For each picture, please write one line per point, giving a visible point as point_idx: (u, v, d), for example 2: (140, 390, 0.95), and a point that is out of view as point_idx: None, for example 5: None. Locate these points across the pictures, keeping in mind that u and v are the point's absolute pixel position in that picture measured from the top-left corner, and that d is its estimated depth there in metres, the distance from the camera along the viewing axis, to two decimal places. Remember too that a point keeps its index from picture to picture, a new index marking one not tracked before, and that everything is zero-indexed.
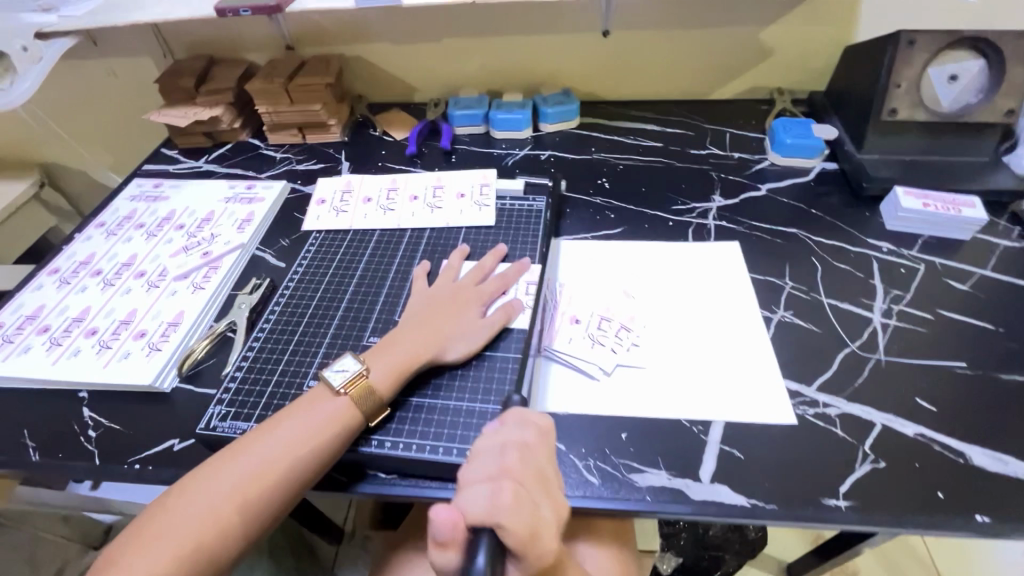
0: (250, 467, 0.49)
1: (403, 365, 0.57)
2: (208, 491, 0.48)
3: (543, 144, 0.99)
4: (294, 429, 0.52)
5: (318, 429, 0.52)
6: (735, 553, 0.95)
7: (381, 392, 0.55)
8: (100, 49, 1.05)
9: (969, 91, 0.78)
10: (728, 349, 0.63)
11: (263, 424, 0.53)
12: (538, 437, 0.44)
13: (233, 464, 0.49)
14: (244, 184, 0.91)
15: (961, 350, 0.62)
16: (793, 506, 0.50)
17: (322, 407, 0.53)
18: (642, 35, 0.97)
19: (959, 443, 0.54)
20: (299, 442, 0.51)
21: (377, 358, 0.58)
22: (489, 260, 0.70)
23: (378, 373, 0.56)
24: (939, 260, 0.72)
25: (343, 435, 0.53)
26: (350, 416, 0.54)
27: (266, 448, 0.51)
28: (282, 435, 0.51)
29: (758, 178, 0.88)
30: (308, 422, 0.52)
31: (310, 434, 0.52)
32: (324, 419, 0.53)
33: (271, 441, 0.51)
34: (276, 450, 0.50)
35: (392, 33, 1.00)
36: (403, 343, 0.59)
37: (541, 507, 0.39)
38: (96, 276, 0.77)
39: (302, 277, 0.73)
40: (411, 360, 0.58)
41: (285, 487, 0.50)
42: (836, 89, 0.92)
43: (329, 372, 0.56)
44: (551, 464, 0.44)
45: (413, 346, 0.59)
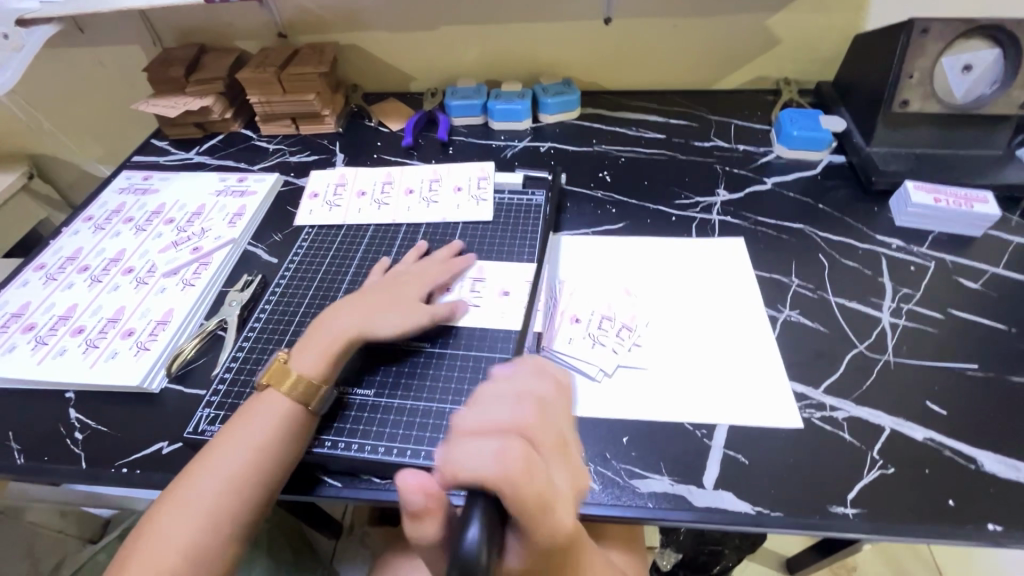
0: (213, 478, 0.48)
1: (331, 347, 0.57)
2: (177, 508, 0.47)
3: (543, 135, 0.96)
4: (249, 433, 0.51)
5: (272, 428, 0.51)
6: (735, 549, 0.89)
7: (307, 374, 0.55)
8: (86, 36, 1.01)
9: (982, 82, 0.75)
10: (733, 349, 0.62)
11: (219, 433, 0.53)
12: (552, 393, 0.42)
13: (197, 477, 0.49)
14: (235, 177, 0.88)
15: (972, 351, 0.60)
16: (800, 514, 0.49)
17: (269, 406, 0.53)
18: (646, 23, 0.94)
19: (970, 449, 0.52)
20: (256, 443, 0.51)
21: (303, 346, 0.58)
22: (441, 254, 0.69)
23: (304, 357, 0.56)
24: (949, 257, 0.70)
25: (298, 429, 0.52)
26: (292, 409, 0.53)
27: (226, 455, 0.50)
28: (239, 440, 0.51)
29: (763, 172, 0.85)
30: (258, 424, 0.52)
31: (265, 435, 0.51)
32: (273, 417, 0.52)
33: (230, 448, 0.50)
34: (236, 456, 0.50)
35: (387, 20, 0.97)
36: (330, 324, 0.58)
37: (552, 475, 0.35)
38: (83, 272, 0.75)
39: (294, 274, 0.71)
40: (338, 341, 0.57)
41: (256, 489, 0.49)
42: (845, 79, 0.89)
43: (257, 373, 0.57)
44: (564, 423, 0.41)
45: (342, 329, 0.58)
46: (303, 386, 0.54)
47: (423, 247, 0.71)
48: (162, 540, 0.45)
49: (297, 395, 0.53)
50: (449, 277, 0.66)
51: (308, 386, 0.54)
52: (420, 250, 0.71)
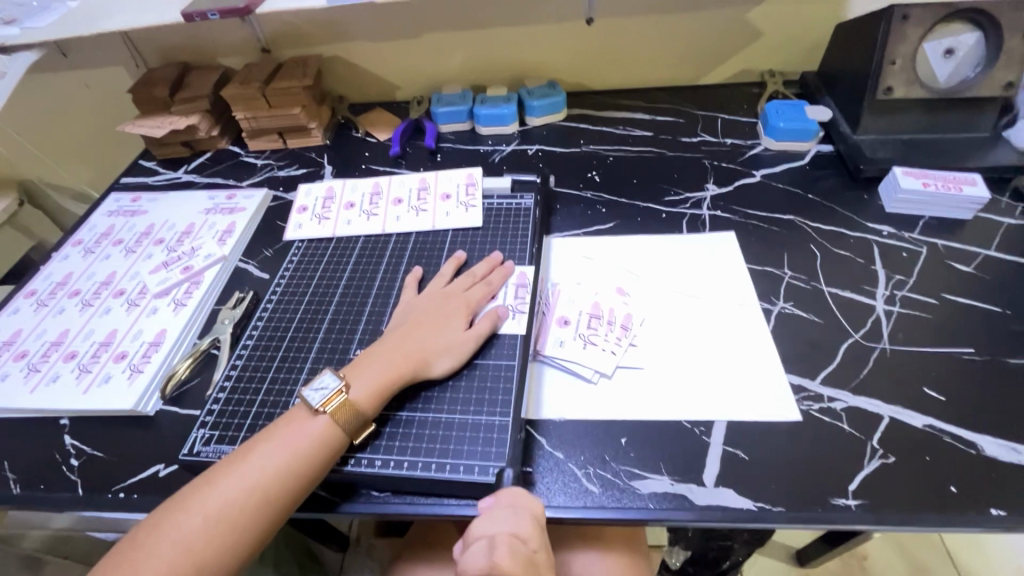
0: (233, 491, 0.48)
1: (385, 378, 0.55)
2: (191, 516, 0.47)
3: (530, 138, 0.96)
4: (278, 450, 0.50)
5: (302, 450, 0.50)
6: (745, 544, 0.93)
7: (363, 407, 0.53)
8: (70, 61, 1.02)
9: (966, 64, 0.75)
10: (728, 346, 0.61)
11: (246, 444, 0.52)
12: (531, 527, 0.46)
13: (217, 487, 0.48)
14: (224, 194, 0.88)
15: (968, 334, 0.60)
16: (800, 508, 0.49)
17: (307, 426, 0.52)
18: (627, 22, 0.94)
19: (970, 434, 0.52)
20: (283, 463, 0.50)
21: (356, 372, 0.56)
22: (482, 268, 0.67)
23: (359, 388, 0.54)
24: (941, 242, 0.70)
25: (327, 455, 0.51)
26: (332, 435, 0.52)
27: (248, 470, 0.49)
28: (265, 456, 0.50)
29: (752, 164, 0.86)
30: (289, 441, 0.51)
31: (293, 454, 0.50)
32: (306, 439, 0.51)
33: (253, 466, 0.49)
34: (259, 473, 0.49)
35: (370, 31, 0.97)
36: (382, 355, 0.57)
37: None
38: (75, 297, 0.75)
39: (285, 290, 0.70)
40: (393, 374, 0.56)
41: (271, 511, 0.49)
42: (829, 68, 0.89)
43: (307, 392, 0.54)
44: (544, 553, 0.46)
45: (395, 361, 0.56)
46: (355, 422, 0.53)
47: (461, 259, 0.69)
48: (168, 548, 0.45)
49: (348, 428, 0.53)
50: (489, 296, 0.65)
51: (360, 420, 0.53)
52: (457, 262, 0.69)
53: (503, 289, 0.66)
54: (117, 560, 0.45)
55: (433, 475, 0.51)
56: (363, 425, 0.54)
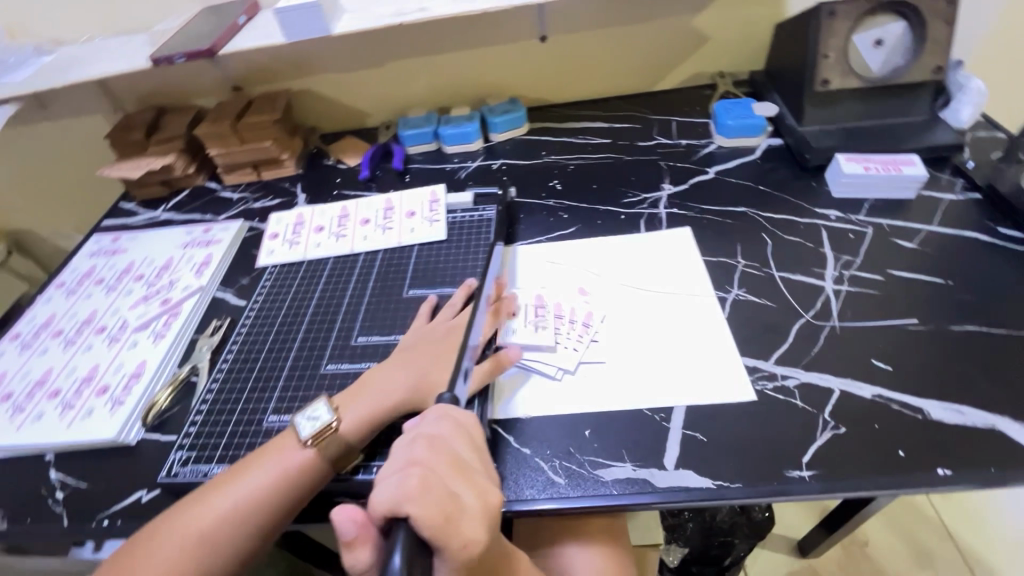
0: (216, 514, 0.49)
1: (375, 411, 0.55)
2: (175, 536, 0.48)
3: (495, 153, 1.00)
4: (259, 478, 0.51)
5: (283, 476, 0.52)
6: (745, 536, 0.98)
7: (348, 438, 0.54)
8: (49, 112, 1.06)
9: (896, 54, 0.79)
10: (685, 335, 0.63)
11: (234, 466, 0.53)
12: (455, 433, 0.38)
13: (201, 508, 0.50)
14: (201, 228, 0.91)
15: (913, 306, 0.63)
16: (756, 482, 0.51)
17: (296, 452, 0.53)
18: (579, 36, 0.98)
19: (917, 400, 0.54)
20: (264, 489, 0.51)
21: (348, 401, 0.56)
22: (459, 297, 0.67)
23: (350, 418, 0.55)
24: (886, 221, 0.73)
25: (312, 482, 0.52)
26: (316, 465, 0.53)
27: (233, 493, 0.51)
28: (247, 483, 0.51)
29: (707, 162, 0.89)
30: (271, 468, 0.52)
31: (275, 481, 0.51)
32: (289, 467, 0.52)
33: (235, 493, 0.51)
34: (243, 497, 0.50)
35: (335, 64, 1.01)
36: (381, 386, 0.57)
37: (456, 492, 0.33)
38: (57, 336, 0.77)
39: (258, 314, 0.73)
40: (385, 406, 0.55)
41: (249, 537, 0.50)
42: (773, 66, 0.93)
43: (300, 419, 0.54)
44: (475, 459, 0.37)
45: (390, 393, 0.56)
46: (337, 451, 0.54)
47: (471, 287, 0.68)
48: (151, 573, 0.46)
49: (332, 457, 0.53)
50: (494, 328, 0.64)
51: (343, 450, 0.54)
52: (467, 290, 0.68)
53: (524, 303, 0.68)
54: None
55: None
56: (347, 454, 0.54)
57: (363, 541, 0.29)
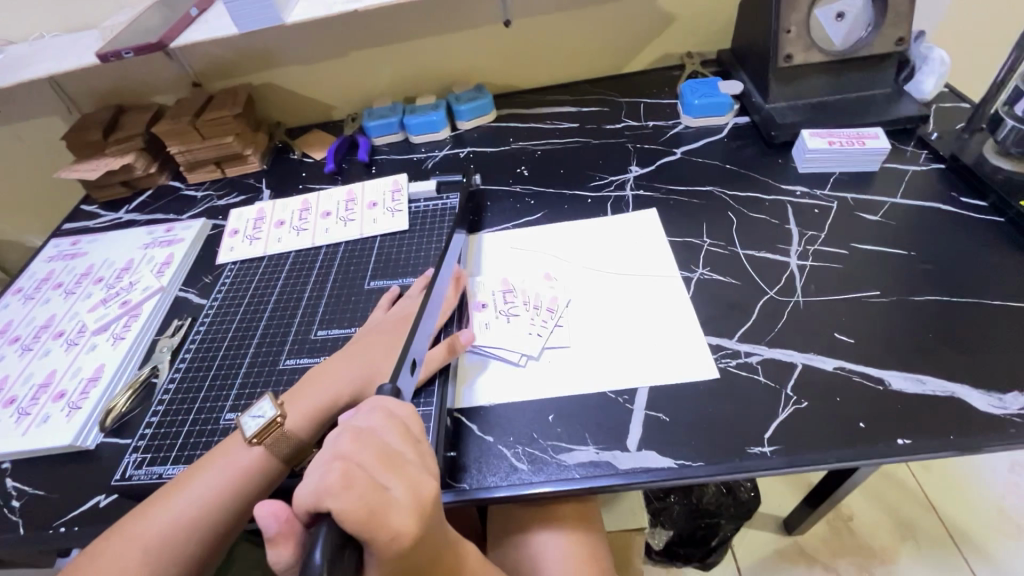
0: (164, 521, 0.48)
1: (322, 405, 0.55)
2: (121, 547, 0.47)
3: (462, 141, 0.98)
4: (214, 478, 0.50)
5: (237, 476, 0.51)
6: (730, 517, 0.99)
7: (297, 434, 0.54)
8: (3, 115, 1.03)
9: (857, 27, 0.79)
10: (650, 317, 0.63)
11: (184, 472, 0.52)
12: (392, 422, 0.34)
13: (149, 516, 0.49)
14: (162, 228, 0.89)
15: (876, 279, 0.62)
16: (718, 459, 0.50)
17: (243, 454, 0.52)
18: (543, 19, 0.97)
19: (878, 371, 0.54)
20: (219, 489, 0.50)
21: (296, 398, 0.55)
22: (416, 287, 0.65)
23: (297, 415, 0.54)
24: (850, 195, 0.73)
25: (262, 486, 0.51)
26: (268, 462, 0.52)
27: (182, 499, 0.50)
28: (202, 483, 0.50)
29: (674, 143, 0.88)
30: (225, 467, 0.51)
31: (229, 481, 0.50)
32: (242, 466, 0.51)
33: (189, 494, 0.50)
34: (190, 504, 0.49)
35: (295, 55, 0.99)
36: (328, 380, 0.56)
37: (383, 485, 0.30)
38: (14, 343, 0.75)
39: (217, 312, 0.71)
40: (331, 399, 0.55)
41: (198, 546, 0.48)
42: (738, 44, 0.92)
43: (244, 419, 0.53)
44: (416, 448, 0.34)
45: (336, 386, 0.56)
46: (288, 448, 0.53)
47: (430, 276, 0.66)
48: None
49: (283, 454, 0.53)
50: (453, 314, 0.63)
51: (294, 447, 0.53)
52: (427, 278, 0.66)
53: (491, 293, 0.67)
54: None
55: None
56: (300, 451, 0.54)
57: (286, 538, 0.28)
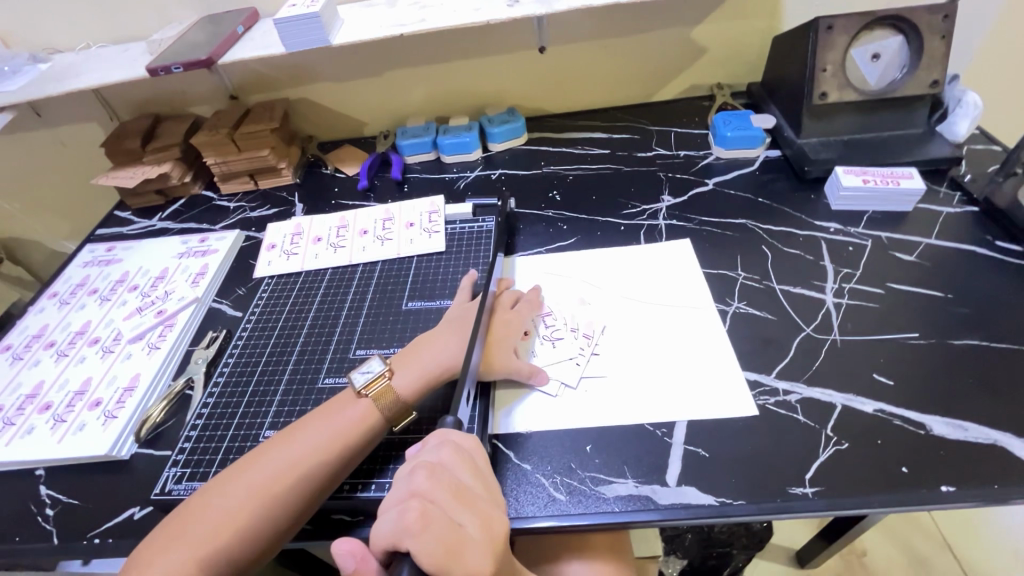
0: (274, 467, 0.51)
1: (430, 373, 0.59)
2: (235, 490, 0.50)
3: (494, 163, 1.00)
4: (322, 431, 0.53)
5: (344, 430, 0.54)
6: (742, 548, 0.96)
7: (402, 396, 0.57)
8: (44, 120, 1.05)
9: (892, 67, 0.81)
10: (686, 350, 0.63)
11: (294, 424, 0.55)
12: (456, 456, 0.40)
13: (261, 463, 0.51)
14: (197, 238, 0.90)
15: (913, 320, 0.63)
16: (759, 499, 0.50)
17: (351, 410, 0.55)
18: (578, 47, 0.98)
19: (919, 415, 0.54)
20: (325, 441, 0.53)
21: (402, 365, 0.59)
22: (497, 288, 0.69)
23: (401, 378, 0.58)
24: (885, 234, 0.73)
25: (367, 439, 0.54)
26: (373, 419, 0.55)
27: (291, 448, 0.52)
28: (310, 435, 0.53)
29: (705, 173, 0.89)
30: (335, 423, 0.54)
31: (336, 435, 0.53)
32: (350, 421, 0.54)
33: (298, 442, 0.53)
34: (299, 452, 0.52)
35: (333, 73, 1.01)
36: (432, 351, 0.60)
37: (458, 522, 0.35)
38: (50, 348, 0.76)
39: (255, 326, 0.72)
40: (435, 369, 0.59)
41: (306, 490, 0.51)
42: (770, 79, 0.94)
43: (355, 373, 0.58)
44: (478, 480, 0.39)
45: (439, 358, 0.59)
46: (393, 408, 0.56)
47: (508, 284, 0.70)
48: (217, 512, 0.48)
49: (388, 413, 0.56)
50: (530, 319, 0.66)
51: (400, 407, 0.56)
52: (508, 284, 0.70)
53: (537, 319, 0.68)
54: (171, 522, 0.49)
55: None
56: (403, 412, 0.57)
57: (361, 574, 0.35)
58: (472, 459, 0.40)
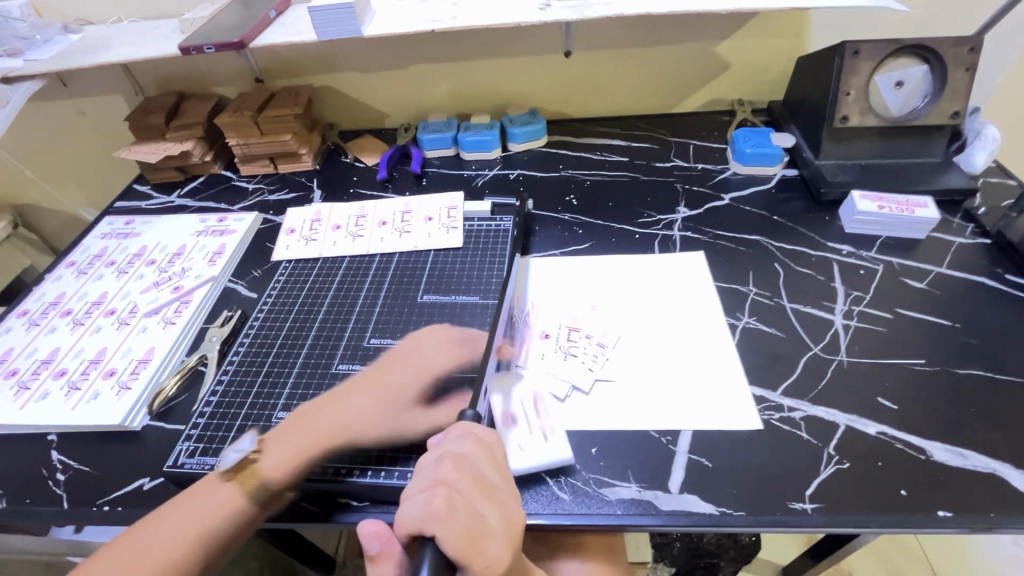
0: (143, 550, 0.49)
1: (303, 450, 0.56)
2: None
3: (513, 163, 1.00)
4: (188, 513, 0.52)
5: (212, 511, 0.52)
6: (730, 560, 0.97)
7: (267, 479, 0.55)
8: (69, 89, 1.06)
9: (914, 96, 0.81)
10: (695, 360, 0.64)
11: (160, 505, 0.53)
12: (480, 446, 0.42)
13: (129, 547, 0.49)
14: (215, 217, 0.91)
15: (919, 346, 0.64)
16: (760, 512, 0.51)
17: (219, 490, 0.54)
18: (603, 55, 0.99)
19: (921, 440, 0.55)
20: (192, 524, 0.51)
21: (277, 442, 0.57)
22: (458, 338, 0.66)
23: (270, 459, 0.56)
24: (896, 260, 0.74)
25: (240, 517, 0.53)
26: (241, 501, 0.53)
27: (157, 532, 0.50)
28: (177, 517, 0.51)
29: (722, 188, 0.90)
30: (203, 504, 0.52)
31: (203, 517, 0.52)
32: (218, 501, 0.53)
33: (164, 525, 0.51)
34: (165, 536, 0.50)
35: (359, 63, 1.02)
36: (314, 422, 0.58)
37: (480, 513, 0.37)
38: (66, 316, 0.77)
39: (271, 308, 0.73)
40: (309, 446, 0.56)
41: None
42: (791, 98, 0.95)
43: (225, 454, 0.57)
44: (497, 471, 0.41)
45: (318, 432, 0.57)
46: (261, 490, 0.54)
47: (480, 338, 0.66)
48: None
49: (257, 496, 0.54)
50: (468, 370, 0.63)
51: (267, 490, 0.54)
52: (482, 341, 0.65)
53: (557, 327, 0.68)
54: None
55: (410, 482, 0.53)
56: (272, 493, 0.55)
57: (387, 557, 0.35)
58: (494, 451, 0.42)
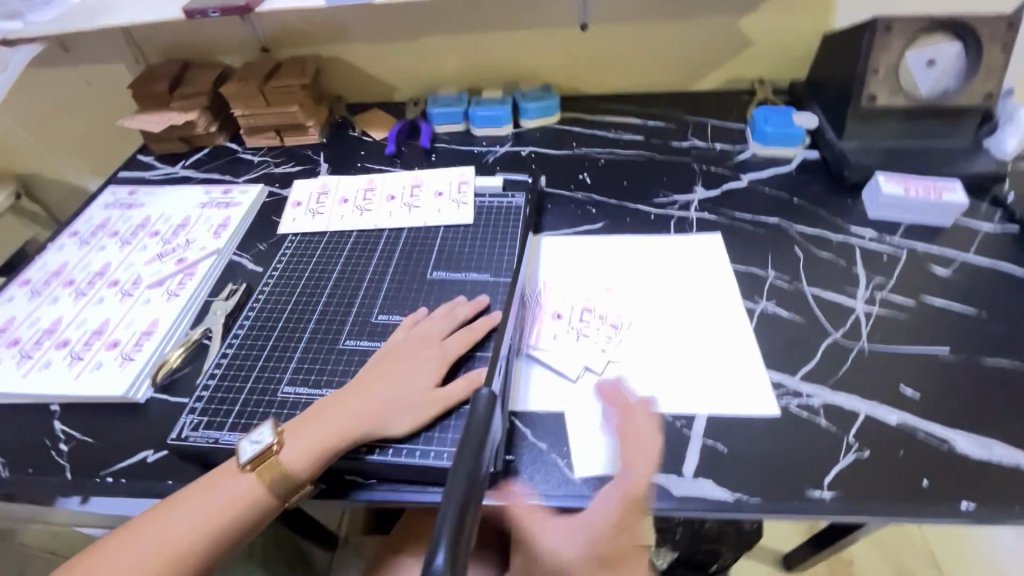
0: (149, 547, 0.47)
1: (325, 442, 0.52)
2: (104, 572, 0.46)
3: (524, 140, 0.98)
4: (199, 508, 0.49)
5: (227, 506, 0.50)
6: (733, 545, 0.97)
7: (291, 471, 0.51)
8: (71, 55, 1.03)
9: (947, 75, 0.78)
10: (711, 344, 0.62)
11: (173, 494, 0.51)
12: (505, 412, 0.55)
13: (137, 540, 0.48)
14: (220, 189, 0.89)
15: (944, 334, 0.62)
16: (776, 499, 0.50)
17: (234, 483, 0.51)
18: (621, 28, 0.96)
19: (944, 429, 0.54)
20: (203, 520, 0.49)
21: (297, 432, 0.53)
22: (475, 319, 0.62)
23: (293, 447, 0.52)
24: (921, 246, 0.72)
25: (255, 513, 0.51)
26: (261, 495, 0.51)
27: (166, 527, 0.48)
28: (189, 512, 0.49)
29: (740, 169, 0.87)
30: (215, 498, 0.50)
31: (216, 513, 0.49)
32: (233, 496, 0.50)
33: (175, 519, 0.49)
34: (174, 530, 0.48)
35: (368, 32, 0.99)
36: (333, 413, 0.54)
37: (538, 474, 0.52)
38: (68, 286, 0.75)
39: (277, 282, 0.72)
40: (333, 437, 0.52)
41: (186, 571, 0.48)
42: (815, 77, 0.91)
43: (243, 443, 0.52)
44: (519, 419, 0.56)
45: (343, 422, 0.53)
46: (281, 482, 0.51)
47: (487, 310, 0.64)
48: None
49: (279, 489, 0.51)
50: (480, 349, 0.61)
51: (291, 483, 0.51)
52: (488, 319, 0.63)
53: (569, 308, 0.66)
54: None
55: (416, 462, 0.53)
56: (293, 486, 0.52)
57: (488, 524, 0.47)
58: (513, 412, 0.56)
